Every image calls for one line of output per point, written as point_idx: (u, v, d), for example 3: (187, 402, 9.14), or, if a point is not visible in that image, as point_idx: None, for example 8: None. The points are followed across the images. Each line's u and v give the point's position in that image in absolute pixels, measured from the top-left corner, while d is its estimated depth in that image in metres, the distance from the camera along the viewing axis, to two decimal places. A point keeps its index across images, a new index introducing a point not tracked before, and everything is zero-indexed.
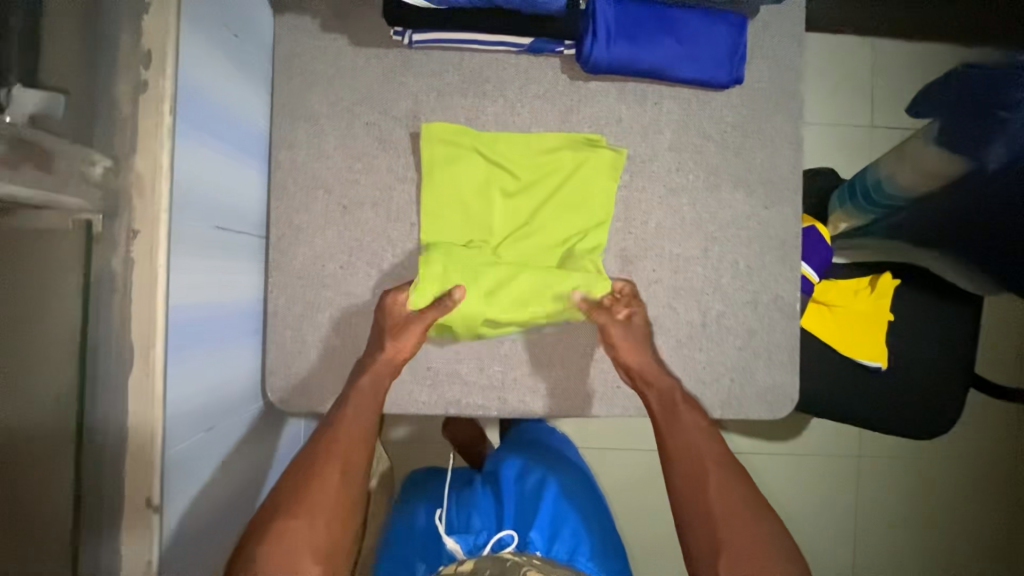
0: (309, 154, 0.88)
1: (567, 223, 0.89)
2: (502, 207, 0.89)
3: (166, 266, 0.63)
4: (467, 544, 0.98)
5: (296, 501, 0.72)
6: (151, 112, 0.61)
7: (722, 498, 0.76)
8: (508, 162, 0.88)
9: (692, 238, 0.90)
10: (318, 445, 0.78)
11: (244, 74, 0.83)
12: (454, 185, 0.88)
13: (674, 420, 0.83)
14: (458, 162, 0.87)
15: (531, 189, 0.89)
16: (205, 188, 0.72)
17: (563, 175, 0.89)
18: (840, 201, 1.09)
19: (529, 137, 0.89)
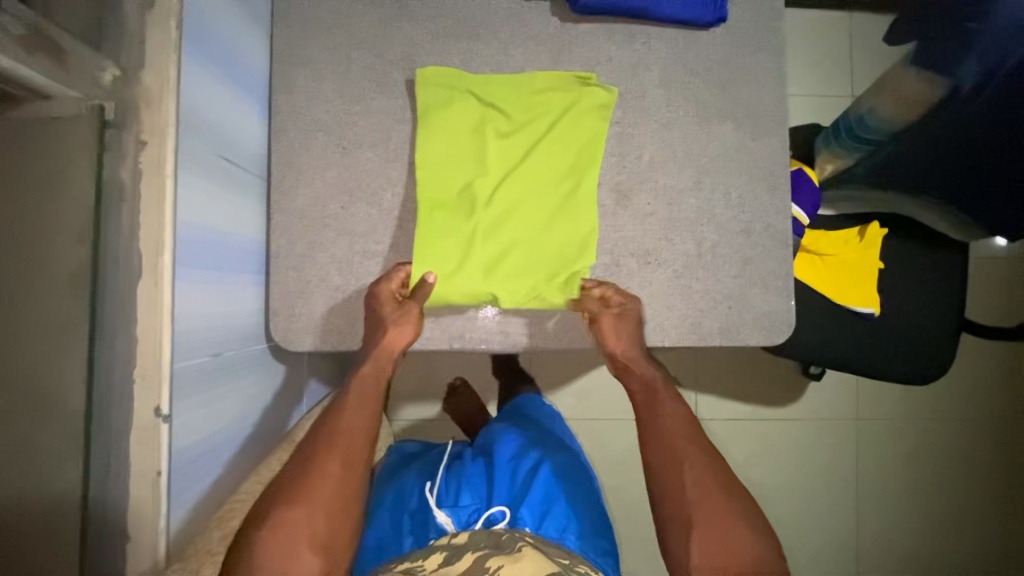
0: (308, 98, 0.90)
1: (560, 160, 0.90)
2: (497, 147, 0.90)
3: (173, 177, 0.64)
4: (457, 520, 0.86)
5: (295, 487, 0.72)
6: (158, 28, 0.63)
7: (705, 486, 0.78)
8: (504, 104, 0.90)
9: (684, 170, 0.92)
10: (319, 439, 0.79)
11: (241, 15, 0.85)
12: (449, 128, 0.90)
13: (654, 406, 0.89)
14: (453, 104, 0.89)
15: (523, 132, 0.91)
16: (208, 116, 0.73)
17: (556, 115, 0.91)
18: (825, 142, 1.13)
19: (523, 79, 0.91)
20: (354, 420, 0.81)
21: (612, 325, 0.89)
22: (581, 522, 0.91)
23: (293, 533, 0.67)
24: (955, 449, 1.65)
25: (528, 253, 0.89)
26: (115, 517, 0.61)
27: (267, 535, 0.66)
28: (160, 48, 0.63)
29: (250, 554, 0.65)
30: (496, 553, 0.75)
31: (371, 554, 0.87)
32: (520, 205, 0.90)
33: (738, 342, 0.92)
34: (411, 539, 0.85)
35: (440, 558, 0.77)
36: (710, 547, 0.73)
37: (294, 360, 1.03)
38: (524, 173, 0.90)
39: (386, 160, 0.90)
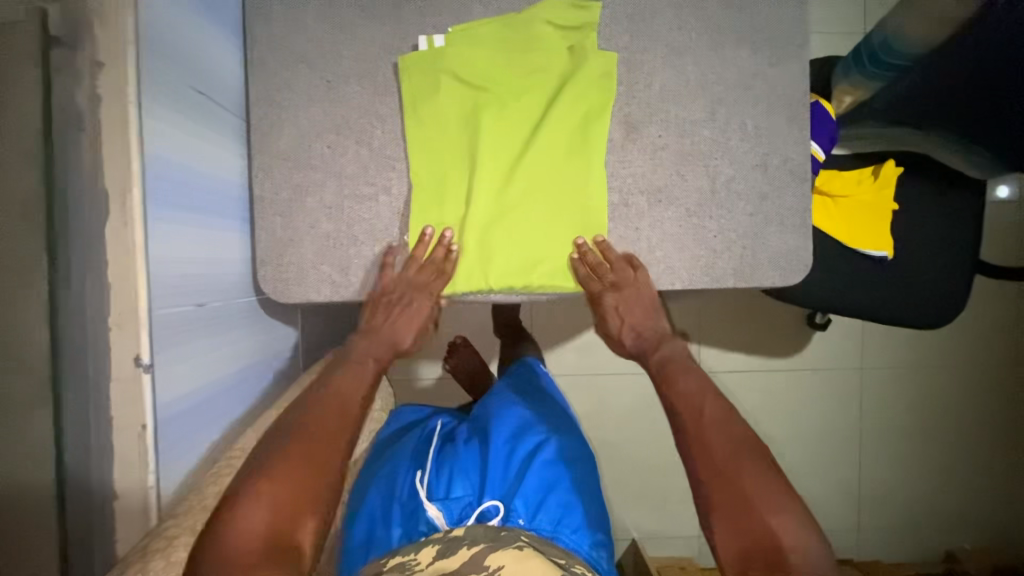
0: (286, 26, 0.82)
1: (572, 114, 0.83)
2: (493, 124, 0.83)
3: (139, 103, 0.58)
4: (449, 514, 0.82)
5: (288, 445, 0.67)
6: None
7: (729, 452, 0.71)
8: (502, 75, 0.83)
9: (697, 99, 0.86)
10: (306, 405, 0.74)
11: None
12: (438, 117, 0.83)
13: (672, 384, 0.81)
14: (439, 84, 0.82)
15: (520, 110, 0.84)
16: (174, 40, 0.66)
17: (561, 60, 0.84)
18: (844, 72, 1.03)
19: (523, 38, 0.83)
20: (350, 386, 0.78)
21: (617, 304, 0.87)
22: (579, 512, 0.87)
23: (303, 492, 0.63)
24: (957, 397, 1.64)
25: (533, 238, 0.84)
26: (99, 471, 0.58)
27: (269, 493, 0.62)
28: None
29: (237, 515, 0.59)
30: (494, 552, 0.70)
31: (361, 542, 0.85)
32: (525, 178, 0.83)
33: (754, 284, 0.88)
34: (399, 530, 0.82)
35: (434, 551, 0.72)
36: (737, 524, 0.66)
37: (285, 314, 0.98)
38: (527, 150, 0.83)
39: (375, 94, 0.83)
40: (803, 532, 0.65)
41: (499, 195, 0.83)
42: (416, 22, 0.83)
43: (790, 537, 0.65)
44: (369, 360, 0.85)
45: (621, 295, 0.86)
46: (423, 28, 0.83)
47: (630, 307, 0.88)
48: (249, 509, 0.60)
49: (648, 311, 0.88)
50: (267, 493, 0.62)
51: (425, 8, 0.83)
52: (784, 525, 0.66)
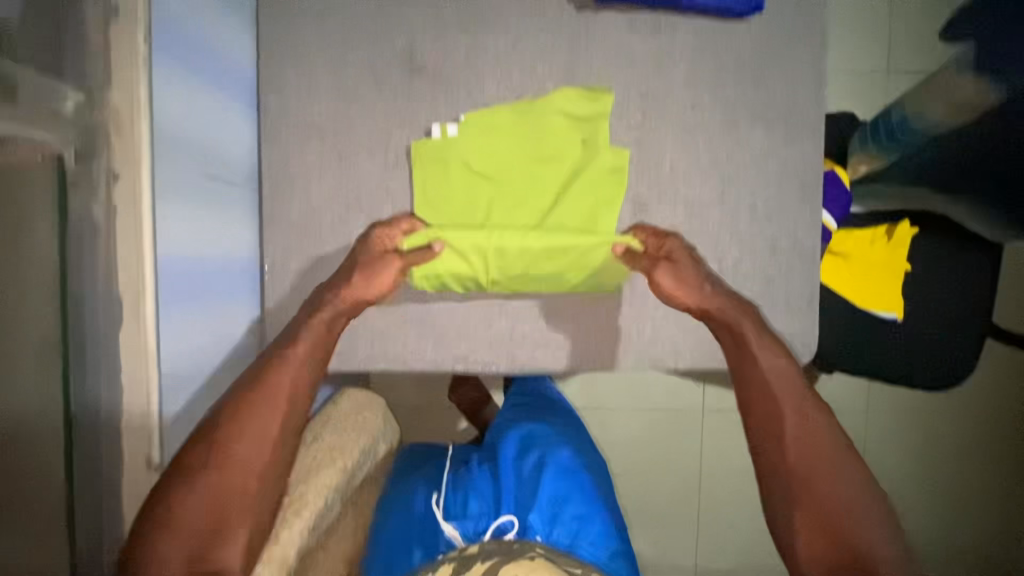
0: (299, 100, 0.83)
1: (580, 199, 0.84)
2: (499, 210, 0.83)
3: (152, 207, 0.59)
4: (465, 531, 0.85)
5: (207, 461, 0.61)
6: (125, 41, 0.56)
7: (808, 447, 0.67)
8: (512, 160, 0.83)
9: (708, 180, 0.85)
10: (241, 394, 0.67)
11: (223, 8, 0.75)
12: (446, 200, 0.83)
13: (745, 356, 0.76)
14: (448, 170, 0.83)
15: (529, 194, 0.83)
16: (190, 132, 0.67)
17: (574, 142, 0.83)
18: (860, 142, 1.01)
19: (533, 123, 0.83)
20: (292, 372, 0.70)
21: (670, 272, 0.80)
22: (597, 525, 0.89)
23: (227, 508, 0.61)
24: None
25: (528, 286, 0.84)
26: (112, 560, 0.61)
27: (199, 497, 0.59)
28: (126, 63, 0.56)
29: (165, 509, 0.58)
30: (510, 562, 0.70)
31: (384, 566, 0.87)
32: (529, 258, 0.82)
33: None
34: (420, 551, 0.84)
35: (449, 569, 0.72)
36: (816, 518, 0.63)
37: None
38: (535, 229, 0.82)
39: (385, 166, 0.84)
40: (890, 532, 0.63)
41: (504, 265, 0.83)
42: (429, 98, 0.83)
43: (876, 539, 0.61)
44: (324, 335, 0.75)
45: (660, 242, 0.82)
46: (435, 104, 0.84)
47: (682, 275, 0.80)
48: (165, 538, 0.57)
49: (700, 270, 0.81)
50: (186, 500, 0.59)
51: (438, 84, 0.83)
52: (869, 526, 0.62)
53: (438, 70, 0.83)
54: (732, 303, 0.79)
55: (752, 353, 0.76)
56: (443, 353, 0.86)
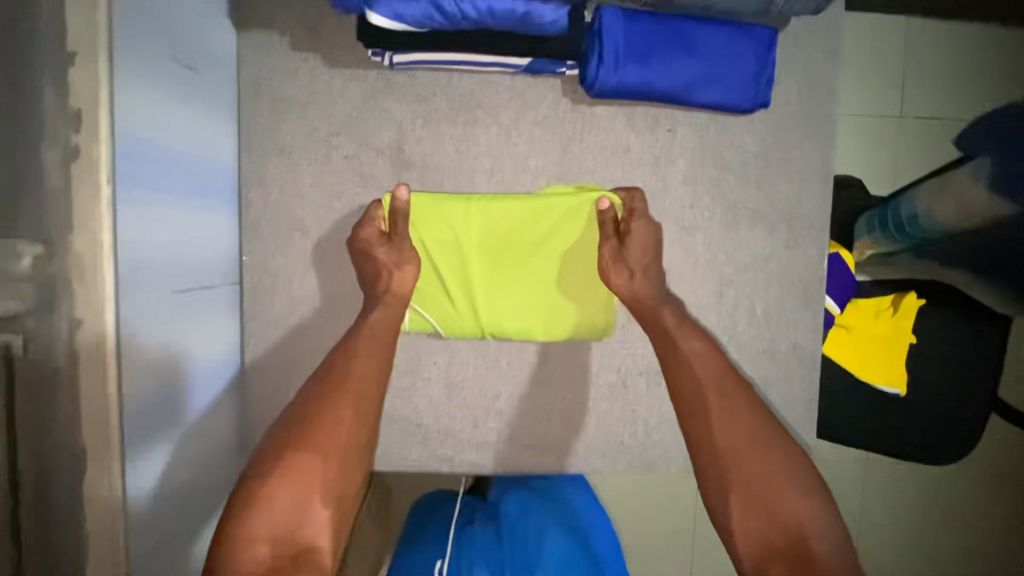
0: (282, 192, 0.80)
1: (581, 271, 0.80)
2: (483, 271, 0.80)
3: (119, 352, 0.56)
4: None
5: (292, 444, 0.57)
6: (87, 183, 0.53)
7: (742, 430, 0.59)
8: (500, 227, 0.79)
9: (706, 281, 0.82)
10: (321, 389, 0.62)
11: (205, 106, 0.72)
12: (445, 253, 0.79)
13: (672, 346, 0.68)
14: (448, 223, 0.78)
15: (530, 257, 0.80)
16: (160, 250, 0.64)
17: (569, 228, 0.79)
18: (867, 227, 0.99)
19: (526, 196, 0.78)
20: (359, 369, 0.64)
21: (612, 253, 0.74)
22: None
23: (307, 503, 0.54)
24: None
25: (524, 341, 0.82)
26: None
27: (284, 493, 0.54)
28: (89, 207, 0.53)
29: (242, 523, 0.52)
30: None
31: None
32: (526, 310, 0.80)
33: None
34: None
35: None
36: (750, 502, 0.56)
37: None
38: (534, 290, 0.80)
39: None
40: (818, 500, 0.55)
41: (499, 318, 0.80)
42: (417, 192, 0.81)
43: (799, 509, 0.54)
44: (380, 341, 0.69)
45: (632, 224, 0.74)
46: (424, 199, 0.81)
47: (639, 263, 0.73)
48: (258, 509, 0.53)
49: (655, 246, 0.74)
50: (266, 512, 0.53)
51: (426, 178, 0.81)
52: (793, 498, 0.55)
53: (427, 163, 0.80)
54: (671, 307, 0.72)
55: (679, 343, 0.68)
56: (426, 454, 0.84)
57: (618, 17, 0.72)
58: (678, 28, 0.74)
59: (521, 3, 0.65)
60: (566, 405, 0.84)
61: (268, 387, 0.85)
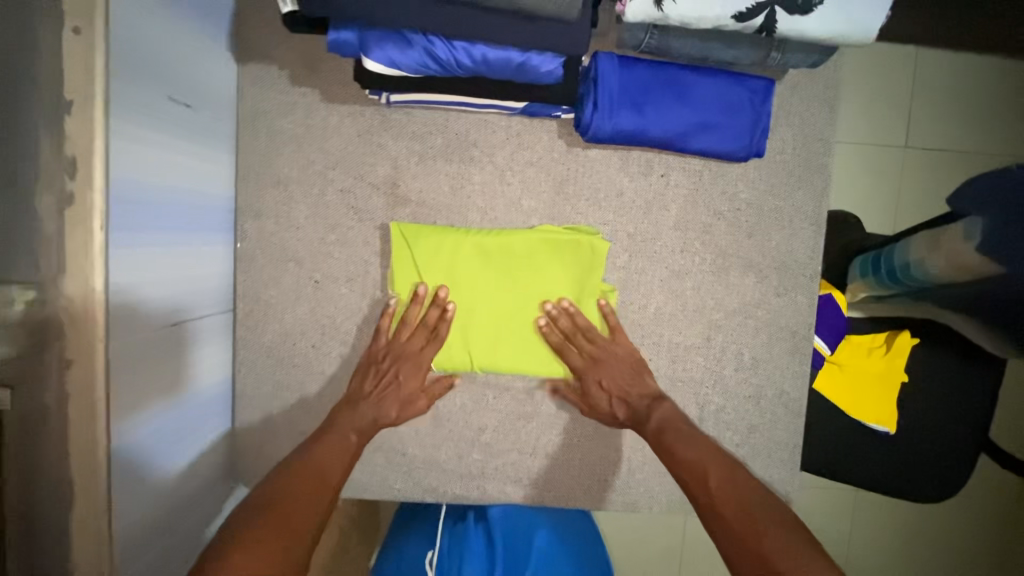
0: (278, 224, 0.81)
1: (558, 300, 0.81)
2: (467, 307, 0.81)
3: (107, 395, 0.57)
4: None
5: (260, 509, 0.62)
6: (80, 230, 0.54)
7: (733, 497, 0.63)
8: (485, 270, 0.80)
9: (693, 325, 0.83)
10: (289, 469, 0.69)
11: (200, 142, 0.73)
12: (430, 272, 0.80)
13: (667, 447, 0.72)
14: (438, 243, 0.80)
15: (515, 282, 0.81)
16: (153, 285, 0.65)
17: (553, 271, 0.81)
18: (860, 270, 0.99)
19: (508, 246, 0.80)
20: (328, 456, 0.72)
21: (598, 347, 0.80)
22: None
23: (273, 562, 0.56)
24: None
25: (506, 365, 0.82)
26: None
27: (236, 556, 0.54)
28: (80, 253, 0.54)
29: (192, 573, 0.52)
30: None
31: None
32: (508, 333, 0.81)
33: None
34: None
35: None
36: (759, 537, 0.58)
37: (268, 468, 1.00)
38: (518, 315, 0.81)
39: (362, 294, 0.83)
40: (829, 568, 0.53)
41: (483, 338, 0.81)
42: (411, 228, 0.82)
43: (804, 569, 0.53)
44: (352, 434, 0.76)
45: (587, 331, 0.80)
46: None
47: (609, 378, 0.79)
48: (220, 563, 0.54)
49: (636, 369, 0.80)
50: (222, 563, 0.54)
51: (420, 214, 0.82)
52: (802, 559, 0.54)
53: (421, 200, 0.81)
54: (670, 409, 0.77)
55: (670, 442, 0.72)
56: (411, 481, 0.85)
57: (614, 65, 0.72)
58: (671, 77, 0.74)
59: (517, 54, 0.65)
60: (552, 440, 0.85)
61: (260, 413, 0.86)
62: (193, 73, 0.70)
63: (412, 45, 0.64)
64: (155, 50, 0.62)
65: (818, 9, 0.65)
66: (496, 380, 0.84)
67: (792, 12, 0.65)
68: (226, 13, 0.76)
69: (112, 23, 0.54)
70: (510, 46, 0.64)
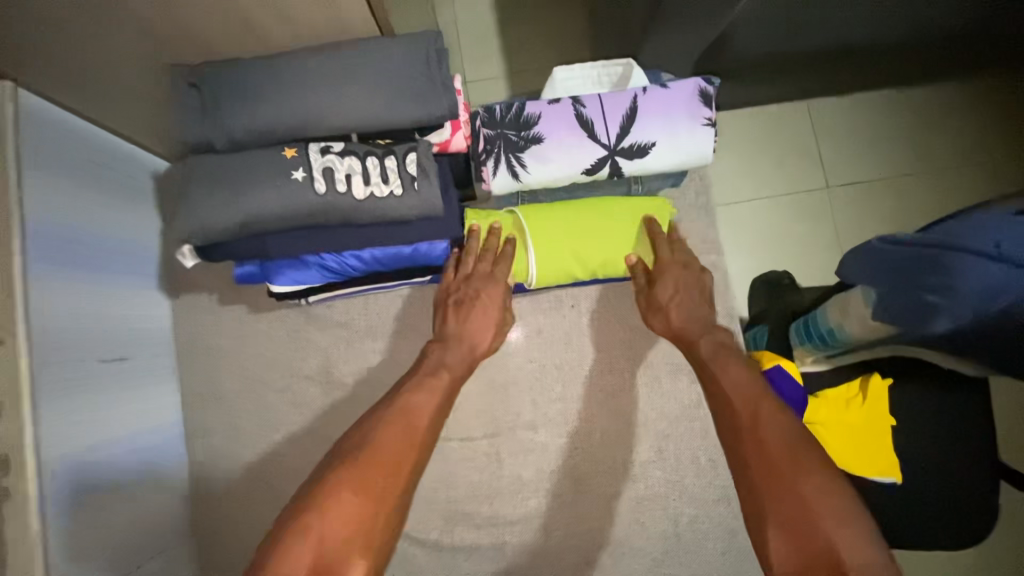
0: (226, 433, 0.86)
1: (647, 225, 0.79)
2: (555, 266, 0.77)
3: None
4: None
5: (360, 465, 0.54)
6: (18, 517, 0.58)
7: (767, 437, 0.54)
8: (573, 223, 0.77)
9: (642, 440, 0.83)
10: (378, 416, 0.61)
11: (142, 379, 0.79)
12: (543, 234, 0.76)
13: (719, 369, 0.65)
14: (524, 217, 0.77)
15: (605, 215, 0.77)
16: (111, 535, 0.69)
17: (625, 213, 0.78)
18: (798, 337, 1.01)
19: (606, 210, 0.78)
20: (424, 402, 0.63)
21: (674, 275, 0.75)
22: None
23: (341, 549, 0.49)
24: None
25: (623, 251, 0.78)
26: None
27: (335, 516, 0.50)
28: (22, 541, 0.58)
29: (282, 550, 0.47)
30: None
31: None
32: (613, 243, 0.77)
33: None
34: None
35: None
36: (787, 528, 0.48)
37: None
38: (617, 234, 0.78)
39: None
40: (854, 528, 0.46)
41: (597, 250, 0.77)
42: (352, 410, 0.85)
43: (833, 530, 0.46)
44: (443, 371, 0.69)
45: (666, 275, 0.75)
46: (358, 414, 0.85)
47: (681, 291, 0.75)
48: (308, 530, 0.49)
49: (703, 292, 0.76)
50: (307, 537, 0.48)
51: (357, 394, 0.85)
52: (834, 521, 0.47)
53: (357, 380, 0.86)
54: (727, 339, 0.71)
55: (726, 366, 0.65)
56: None
57: None
58: None
59: (402, 247, 0.73)
60: None
61: None
62: (125, 325, 0.77)
63: (308, 264, 0.72)
64: (87, 321, 0.70)
65: (653, 151, 0.73)
66: (465, 544, 0.82)
67: (632, 157, 0.73)
68: (153, 259, 0.85)
69: (36, 321, 0.62)
70: (394, 245, 0.72)
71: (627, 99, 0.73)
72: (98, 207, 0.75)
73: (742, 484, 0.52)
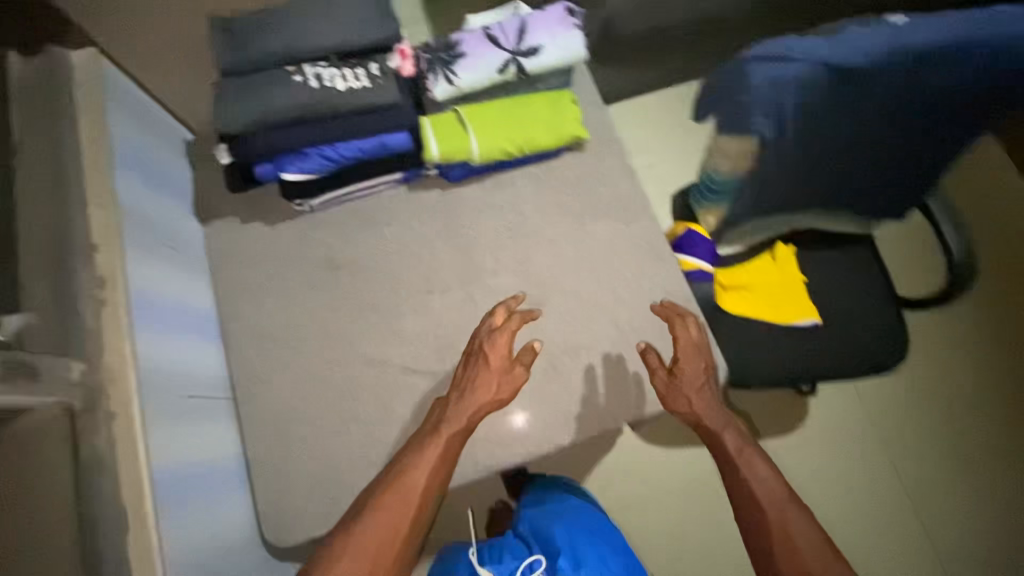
0: (253, 319, 1.07)
1: (555, 109, 1.08)
2: (489, 142, 1.04)
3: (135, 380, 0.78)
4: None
5: (375, 521, 0.81)
6: (112, 319, 0.79)
7: (777, 529, 0.81)
8: (499, 112, 1.06)
9: (580, 271, 1.08)
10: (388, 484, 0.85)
11: (183, 272, 1.02)
12: (477, 121, 1.04)
13: (743, 467, 0.88)
14: (461, 112, 1.05)
15: (522, 105, 1.07)
16: (167, 364, 0.88)
17: (537, 103, 1.08)
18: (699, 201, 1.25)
19: (523, 102, 1.08)
20: (417, 471, 0.86)
21: (691, 371, 0.96)
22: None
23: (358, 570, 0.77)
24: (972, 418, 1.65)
25: (538, 128, 1.07)
26: None
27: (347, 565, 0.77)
28: (114, 333, 0.78)
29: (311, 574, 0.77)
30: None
31: None
32: (529, 123, 1.06)
33: None
34: None
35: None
36: None
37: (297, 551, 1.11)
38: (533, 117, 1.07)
39: (329, 347, 1.06)
40: None
41: (518, 129, 1.06)
42: (352, 284, 1.08)
43: None
44: (444, 428, 0.90)
45: (682, 361, 0.97)
46: (358, 287, 1.08)
47: (687, 378, 0.96)
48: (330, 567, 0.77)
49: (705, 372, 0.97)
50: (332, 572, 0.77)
51: (356, 272, 1.09)
52: None
53: (354, 262, 1.10)
54: (738, 428, 0.93)
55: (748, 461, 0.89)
56: None
57: None
58: None
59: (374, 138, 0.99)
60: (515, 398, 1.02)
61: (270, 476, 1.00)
62: (171, 229, 1.02)
63: (309, 155, 0.98)
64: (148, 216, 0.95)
65: (543, 49, 1.04)
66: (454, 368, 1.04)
67: (529, 56, 1.04)
68: (186, 192, 1.11)
69: (122, 198, 0.89)
70: (366, 135, 0.99)
71: (519, 20, 1.06)
72: (149, 146, 1.02)
73: (758, 544, 0.81)
